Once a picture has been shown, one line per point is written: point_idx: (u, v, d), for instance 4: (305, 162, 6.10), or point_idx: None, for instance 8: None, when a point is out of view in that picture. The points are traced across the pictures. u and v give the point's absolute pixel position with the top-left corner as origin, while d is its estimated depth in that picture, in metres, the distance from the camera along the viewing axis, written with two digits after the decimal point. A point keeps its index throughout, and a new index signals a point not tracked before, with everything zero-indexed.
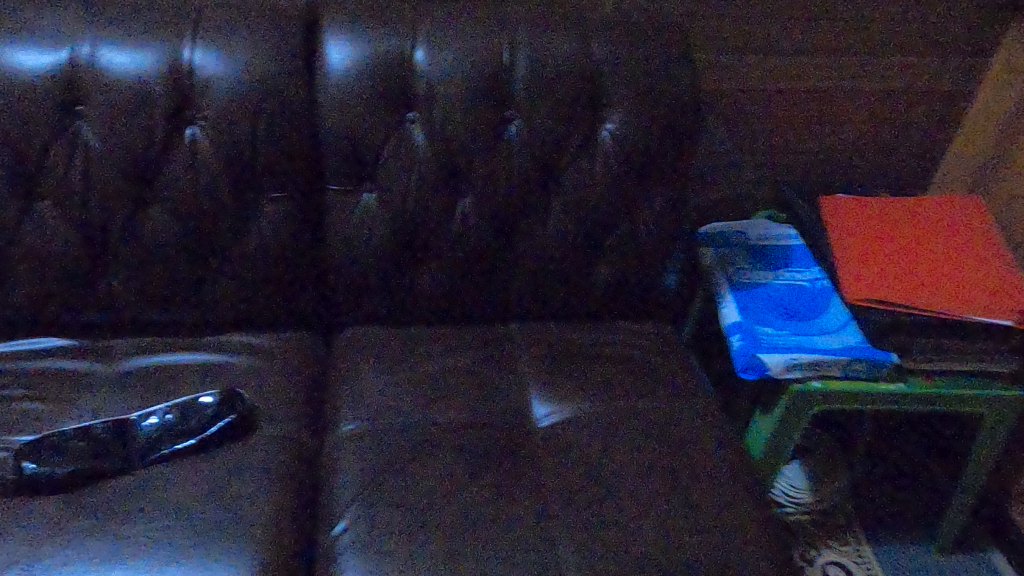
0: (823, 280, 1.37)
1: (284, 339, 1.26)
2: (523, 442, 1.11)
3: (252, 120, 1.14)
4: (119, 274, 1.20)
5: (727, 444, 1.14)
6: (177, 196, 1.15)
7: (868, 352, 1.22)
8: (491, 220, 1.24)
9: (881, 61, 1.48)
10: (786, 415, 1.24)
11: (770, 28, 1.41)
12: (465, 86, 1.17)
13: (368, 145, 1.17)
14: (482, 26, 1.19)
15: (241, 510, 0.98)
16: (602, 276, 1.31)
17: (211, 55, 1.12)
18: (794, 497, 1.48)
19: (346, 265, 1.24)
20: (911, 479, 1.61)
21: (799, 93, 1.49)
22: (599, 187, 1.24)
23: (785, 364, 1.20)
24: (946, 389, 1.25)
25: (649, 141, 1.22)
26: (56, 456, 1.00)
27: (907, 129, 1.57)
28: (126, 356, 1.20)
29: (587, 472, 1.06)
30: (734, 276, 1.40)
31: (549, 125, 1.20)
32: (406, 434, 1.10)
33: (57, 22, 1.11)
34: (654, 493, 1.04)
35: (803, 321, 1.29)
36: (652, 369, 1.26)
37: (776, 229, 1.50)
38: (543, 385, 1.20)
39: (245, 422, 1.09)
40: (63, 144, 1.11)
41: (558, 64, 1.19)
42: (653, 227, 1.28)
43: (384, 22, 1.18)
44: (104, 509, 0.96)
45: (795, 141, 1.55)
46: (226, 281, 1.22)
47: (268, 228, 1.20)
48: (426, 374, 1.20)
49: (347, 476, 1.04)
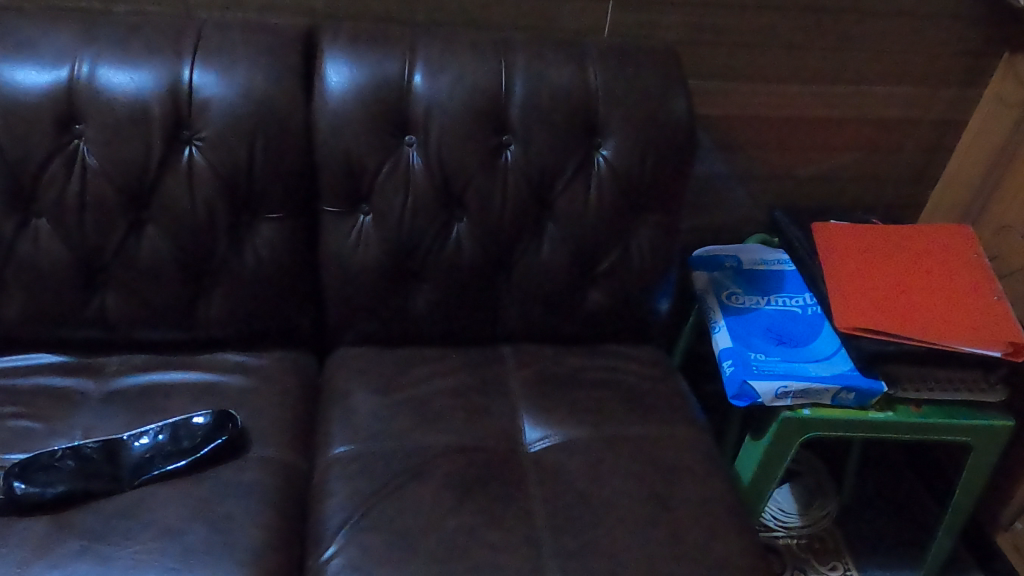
0: (815, 307, 1.39)
1: (277, 359, 1.27)
2: (513, 466, 1.11)
3: (250, 140, 1.14)
4: (114, 292, 1.20)
5: (716, 471, 1.15)
6: (173, 215, 1.15)
7: (857, 381, 1.23)
8: (486, 244, 1.24)
9: (874, 90, 1.49)
10: (775, 440, 1.25)
11: (767, 57, 1.42)
12: (462, 111, 1.18)
13: (365, 168, 1.18)
14: (481, 52, 1.20)
15: (230, 532, 0.98)
16: (596, 301, 1.32)
17: (210, 76, 1.13)
18: (785, 521, 1.50)
19: (341, 287, 1.25)
20: (898, 505, 1.62)
21: (793, 120, 1.51)
22: (594, 213, 1.24)
23: (775, 392, 1.21)
24: (936, 419, 1.26)
25: (643, 168, 1.23)
26: (45, 476, 1.00)
27: (900, 157, 1.59)
28: (119, 374, 1.20)
29: (577, 498, 1.07)
30: (726, 301, 1.41)
31: (545, 151, 1.20)
32: (397, 457, 1.10)
33: (57, 40, 1.12)
34: (643, 521, 1.04)
35: (793, 347, 1.30)
36: (643, 394, 1.26)
37: (768, 255, 1.52)
38: (536, 409, 1.21)
39: (236, 443, 1.09)
40: (59, 162, 1.11)
41: (554, 92, 1.19)
42: (647, 253, 1.29)
43: (382, 46, 1.18)
44: (93, 529, 0.96)
45: (788, 167, 1.56)
46: (221, 300, 1.23)
47: (263, 249, 1.20)
48: (418, 397, 1.20)
49: (337, 500, 1.04)
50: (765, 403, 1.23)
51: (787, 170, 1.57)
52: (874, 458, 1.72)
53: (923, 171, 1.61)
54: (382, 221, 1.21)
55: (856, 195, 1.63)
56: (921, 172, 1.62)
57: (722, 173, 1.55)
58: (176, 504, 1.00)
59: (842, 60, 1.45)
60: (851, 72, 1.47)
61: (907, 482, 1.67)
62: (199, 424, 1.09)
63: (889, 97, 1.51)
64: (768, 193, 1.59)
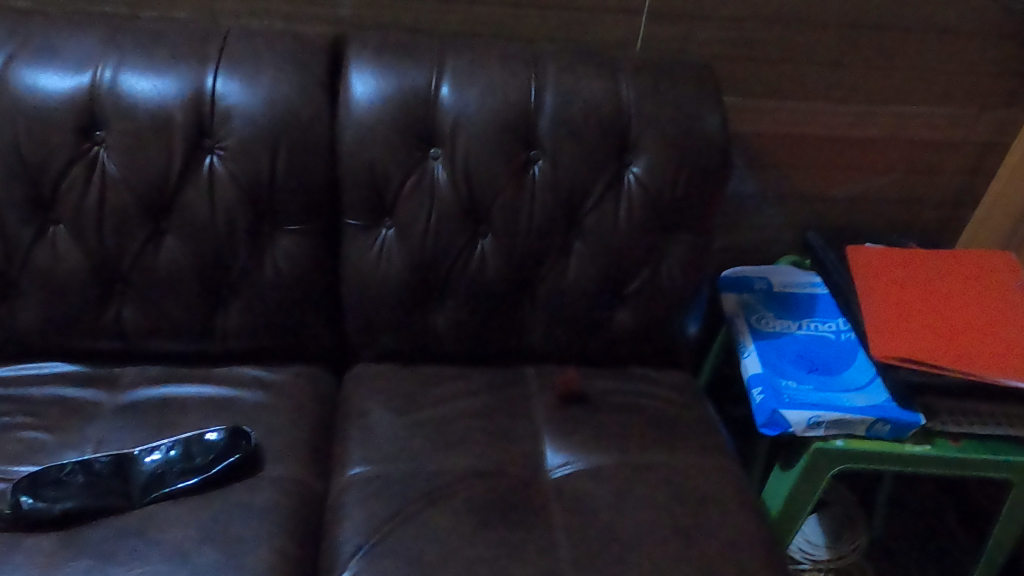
0: (848, 332, 1.34)
1: (295, 374, 1.24)
2: (534, 494, 1.07)
3: (273, 150, 1.11)
4: (131, 302, 1.18)
5: (745, 504, 1.10)
6: (192, 225, 1.13)
7: (893, 413, 1.17)
8: (511, 261, 1.20)
9: (915, 110, 1.45)
10: (807, 471, 1.19)
11: (803, 74, 1.38)
12: (490, 124, 1.14)
13: (388, 181, 1.15)
14: (510, 64, 1.16)
15: (241, 556, 0.94)
16: (623, 323, 1.28)
17: (234, 84, 1.10)
18: (812, 553, 1.41)
19: (361, 302, 1.22)
20: (930, 541, 1.56)
21: (829, 140, 1.46)
22: (623, 232, 1.21)
23: (807, 422, 1.16)
24: (975, 454, 1.18)
25: (674, 187, 1.19)
26: (54, 491, 0.97)
27: (939, 180, 1.54)
28: (133, 386, 1.17)
29: (601, 530, 1.02)
30: (757, 325, 1.36)
31: (574, 166, 1.17)
32: (414, 480, 1.06)
33: (82, 45, 1.10)
34: (670, 556, 1.00)
35: (826, 375, 1.25)
36: (669, 421, 1.22)
37: (801, 277, 1.47)
38: (558, 434, 1.17)
39: (250, 461, 1.06)
40: (79, 169, 1.09)
41: (584, 107, 1.16)
42: (677, 273, 1.24)
43: (409, 57, 1.16)
44: (101, 547, 0.93)
45: (822, 188, 1.52)
46: (238, 313, 1.20)
47: (283, 260, 1.17)
48: (438, 418, 1.17)
49: (352, 523, 1.00)
50: (797, 434, 1.17)
51: (821, 191, 1.52)
52: (906, 491, 1.66)
53: (962, 194, 1.56)
54: (405, 235, 1.18)
55: (892, 218, 1.58)
56: (960, 195, 1.56)
57: (754, 194, 1.51)
58: (186, 524, 0.97)
59: (882, 78, 1.40)
60: (891, 91, 1.42)
61: (941, 517, 1.61)
62: (212, 440, 1.06)
63: (929, 118, 1.46)
64: (801, 214, 1.54)
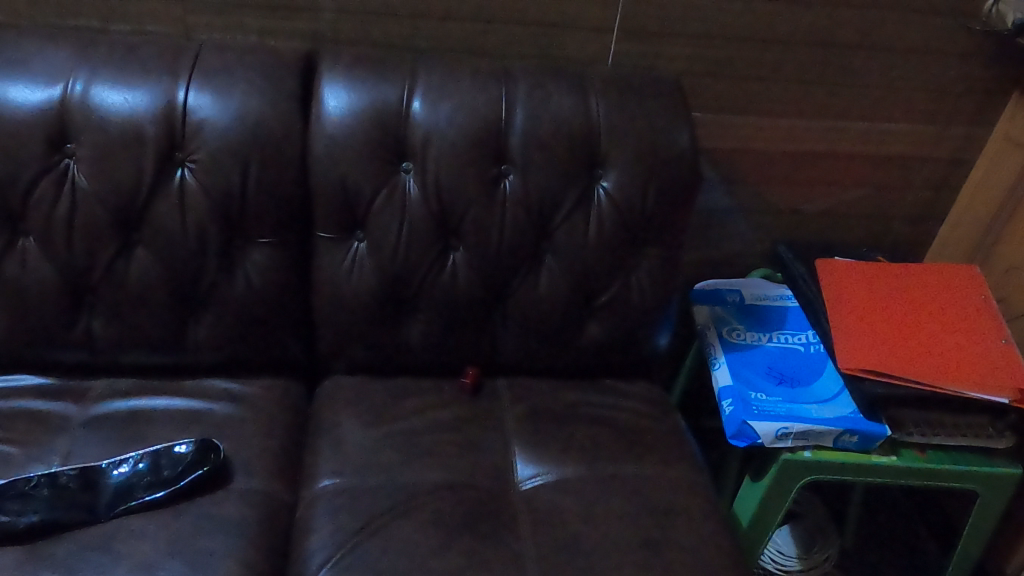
0: (818, 344, 1.35)
1: (266, 387, 1.24)
2: (503, 505, 1.08)
3: (244, 163, 1.12)
4: (101, 315, 1.17)
5: (712, 515, 1.11)
6: (163, 238, 1.13)
7: (860, 424, 1.18)
8: (482, 274, 1.21)
9: (882, 127, 1.47)
10: (775, 482, 1.21)
11: (771, 90, 1.40)
12: (461, 139, 1.16)
13: (359, 194, 1.16)
14: (481, 80, 1.18)
15: (207, 569, 0.94)
16: (594, 335, 1.29)
17: (206, 98, 1.11)
18: (783, 564, 1.42)
19: (333, 315, 1.22)
20: (900, 551, 1.58)
21: (798, 155, 1.48)
22: (593, 246, 1.22)
23: (776, 433, 1.17)
24: (941, 465, 1.21)
25: (643, 201, 1.20)
26: (20, 505, 0.97)
27: (906, 195, 1.56)
28: (102, 399, 1.17)
29: (568, 542, 1.03)
30: (728, 337, 1.37)
31: (545, 180, 1.18)
32: (383, 493, 1.06)
33: (53, 58, 1.10)
34: (636, 568, 1.00)
35: (795, 386, 1.27)
36: (639, 432, 1.23)
37: (772, 290, 1.49)
38: (528, 446, 1.17)
39: (218, 474, 1.06)
40: (49, 181, 1.09)
41: (555, 122, 1.17)
42: (646, 287, 1.26)
43: (382, 73, 1.17)
44: (66, 561, 0.92)
45: (793, 203, 1.54)
46: (209, 326, 1.20)
47: (254, 273, 1.18)
48: (408, 431, 1.17)
49: (320, 536, 1.01)
50: (765, 445, 1.18)
51: (792, 206, 1.54)
52: (877, 502, 1.68)
53: (930, 209, 1.59)
54: (376, 249, 1.18)
55: (861, 233, 1.61)
56: (927, 210, 1.59)
57: (726, 208, 1.53)
58: (153, 538, 0.96)
59: (849, 96, 1.43)
60: (857, 109, 1.45)
61: (910, 527, 1.63)
62: (181, 452, 1.06)
63: (896, 134, 1.48)
64: (772, 228, 1.57)
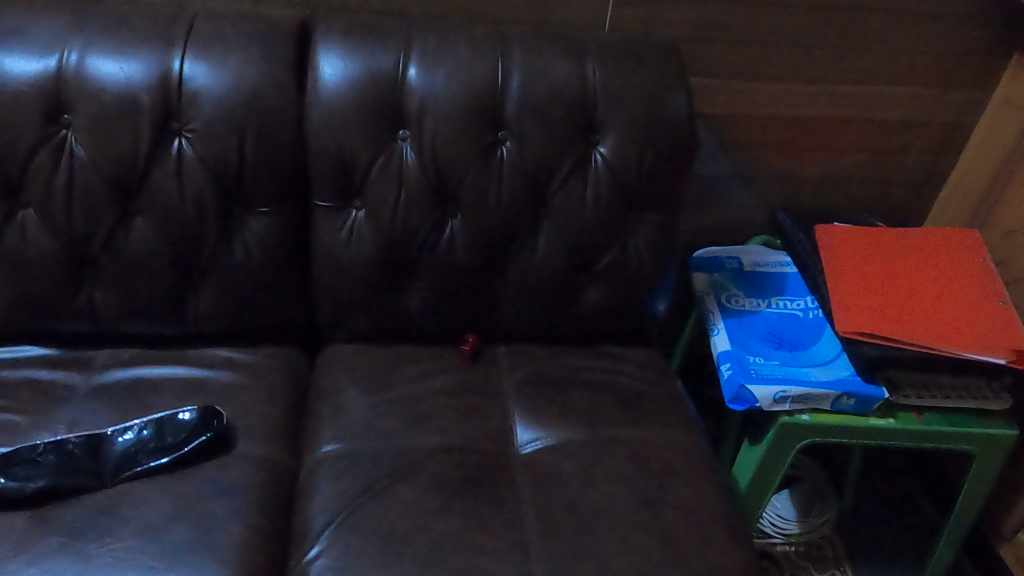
0: (817, 309, 1.36)
1: (267, 355, 1.25)
2: (503, 468, 1.09)
3: (241, 132, 1.12)
4: (102, 286, 1.18)
5: (709, 476, 1.12)
6: (161, 207, 1.14)
7: (858, 387, 1.19)
8: (480, 240, 1.22)
9: (880, 90, 1.47)
10: (774, 446, 1.22)
11: (769, 54, 1.39)
12: (457, 105, 1.15)
13: (356, 162, 1.16)
14: (476, 45, 1.18)
15: (212, 532, 0.96)
16: (592, 301, 1.29)
17: (200, 67, 1.11)
18: (783, 527, 1.46)
19: (333, 283, 1.23)
20: (900, 514, 1.59)
21: (796, 120, 1.48)
22: (590, 212, 1.22)
23: (774, 397, 1.18)
24: (938, 427, 1.22)
25: (639, 167, 1.20)
26: (26, 471, 0.98)
27: (905, 160, 1.56)
28: (105, 368, 1.18)
29: (567, 503, 1.04)
30: (726, 303, 1.38)
31: (541, 146, 1.18)
32: (384, 457, 1.08)
33: (47, 28, 1.10)
34: (634, 527, 1.02)
35: (793, 351, 1.27)
36: (638, 396, 1.24)
37: (771, 256, 1.49)
38: (528, 411, 1.19)
39: (222, 440, 1.07)
40: (47, 152, 1.10)
41: (550, 87, 1.17)
42: (644, 252, 1.26)
43: (377, 39, 1.16)
44: (74, 525, 0.94)
45: (791, 168, 1.54)
46: (209, 296, 1.21)
47: (253, 241, 1.19)
48: (409, 397, 1.18)
49: (323, 500, 1.02)
50: (763, 408, 1.20)
51: (790, 171, 1.54)
52: (877, 466, 1.69)
53: (929, 173, 1.58)
54: (374, 217, 1.19)
55: (860, 198, 1.60)
56: (927, 175, 1.59)
57: (724, 174, 1.53)
58: (159, 502, 0.98)
59: (847, 60, 1.42)
60: (856, 72, 1.44)
61: (910, 490, 1.64)
62: (184, 420, 1.07)
63: (894, 98, 1.48)
64: (771, 194, 1.56)
